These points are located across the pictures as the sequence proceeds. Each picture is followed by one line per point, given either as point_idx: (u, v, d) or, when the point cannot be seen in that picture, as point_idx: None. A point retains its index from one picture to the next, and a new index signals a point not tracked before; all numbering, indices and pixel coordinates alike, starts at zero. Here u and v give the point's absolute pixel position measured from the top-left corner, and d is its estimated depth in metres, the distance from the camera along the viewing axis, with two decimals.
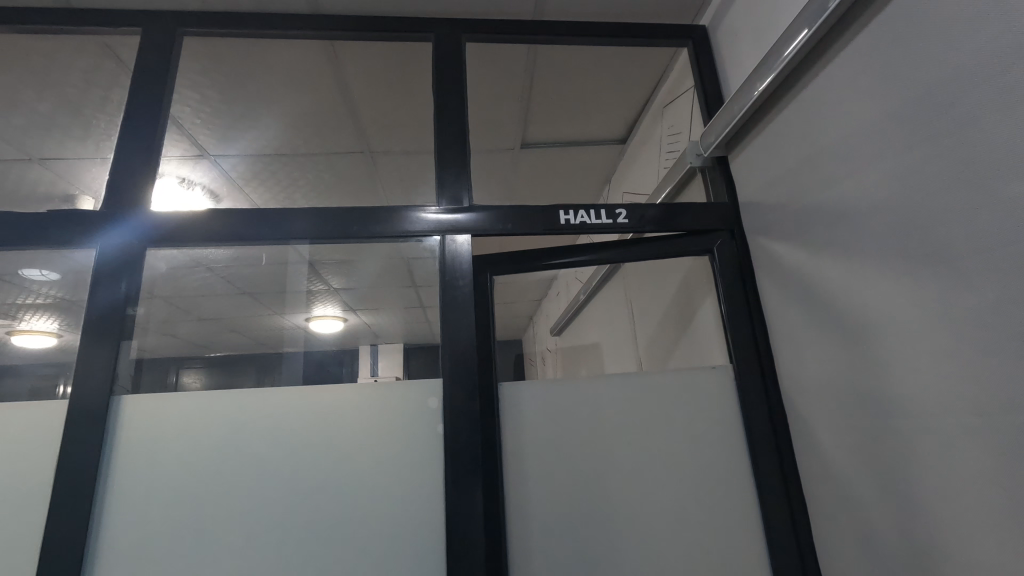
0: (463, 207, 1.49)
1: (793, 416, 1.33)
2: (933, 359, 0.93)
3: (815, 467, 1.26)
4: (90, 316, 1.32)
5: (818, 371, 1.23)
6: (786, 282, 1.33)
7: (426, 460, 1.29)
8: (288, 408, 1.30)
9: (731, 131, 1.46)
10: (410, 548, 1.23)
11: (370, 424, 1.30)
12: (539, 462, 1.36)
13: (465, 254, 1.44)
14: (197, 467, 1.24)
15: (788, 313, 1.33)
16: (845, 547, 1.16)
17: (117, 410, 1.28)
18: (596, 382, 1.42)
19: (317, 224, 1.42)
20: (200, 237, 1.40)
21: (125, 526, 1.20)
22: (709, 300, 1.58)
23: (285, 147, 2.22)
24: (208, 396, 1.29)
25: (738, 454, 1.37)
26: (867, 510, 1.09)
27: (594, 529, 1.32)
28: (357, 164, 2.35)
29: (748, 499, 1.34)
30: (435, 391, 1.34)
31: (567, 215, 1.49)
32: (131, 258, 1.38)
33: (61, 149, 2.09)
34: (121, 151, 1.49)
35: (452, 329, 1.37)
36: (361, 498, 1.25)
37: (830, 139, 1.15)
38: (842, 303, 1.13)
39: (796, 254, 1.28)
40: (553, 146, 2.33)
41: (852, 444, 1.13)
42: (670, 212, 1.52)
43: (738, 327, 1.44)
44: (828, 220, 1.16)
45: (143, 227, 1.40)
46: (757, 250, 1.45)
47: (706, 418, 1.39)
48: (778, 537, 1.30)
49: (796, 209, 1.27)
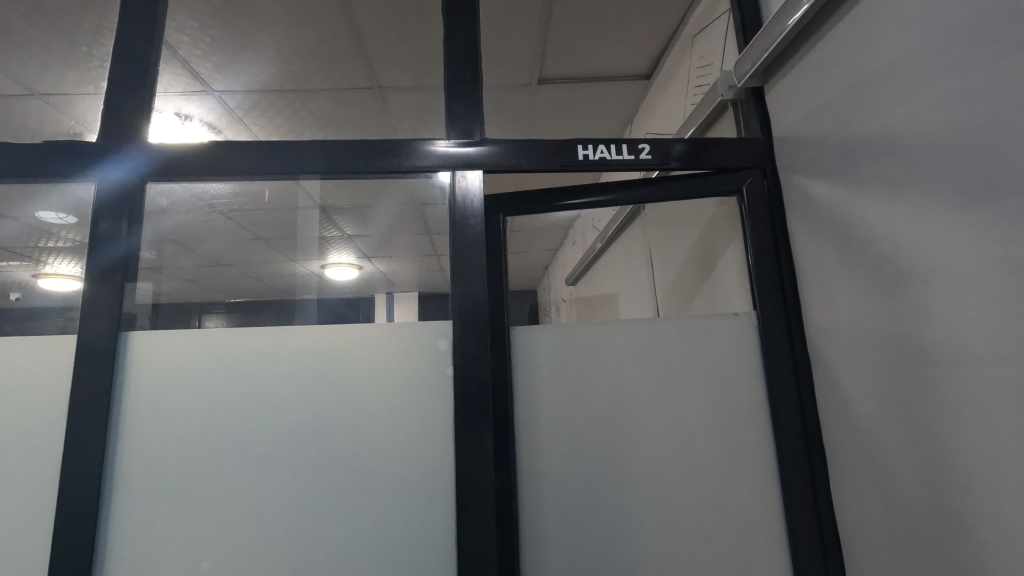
0: (475, 140, 1.40)
1: (819, 365, 1.27)
2: (983, 306, 0.84)
3: (837, 418, 1.21)
4: (93, 253, 1.29)
5: (849, 320, 1.15)
6: (820, 225, 1.23)
7: (436, 403, 1.27)
8: (296, 347, 1.27)
9: (769, 57, 1.32)
10: (419, 486, 1.24)
11: (377, 364, 1.28)
12: (550, 409, 1.34)
13: (476, 191, 1.37)
14: (206, 405, 1.25)
15: (820, 257, 1.24)
16: (865, 498, 1.12)
17: (126, 346, 1.27)
18: (611, 328, 1.37)
19: (321, 157, 1.35)
20: (198, 170, 1.34)
21: (139, 459, 1.22)
22: (734, 245, 1.49)
23: (290, 82, 2.12)
24: (216, 334, 1.27)
25: (758, 405, 1.32)
26: (893, 467, 1.05)
27: (603, 477, 1.31)
28: (365, 100, 2.24)
29: (765, 448, 1.31)
30: (445, 333, 1.30)
31: (586, 150, 1.39)
32: (130, 193, 1.33)
33: (61, 83, 2.04)
34: (114, 79, 1.42)
35: (462, 272, 1.31)
36: (369, 439, 1.25)
37: (885, 61, 1.01)
38: (882, 246, 1.04)
39: (835, 194, 1.17)
40: (572, 81, 2.18)
41: (882, 398, 1.07)
42: (698, 148, 1.41)
43: (764, 274, 1.35)
44: (875, 154, 1.05)
45: (140, 160, 1.34)
46: (791, 191, 1.34)
47: (726, 366, 1.34)
48: (795, 494, 1.26)
49: (838, 142, 1.15)
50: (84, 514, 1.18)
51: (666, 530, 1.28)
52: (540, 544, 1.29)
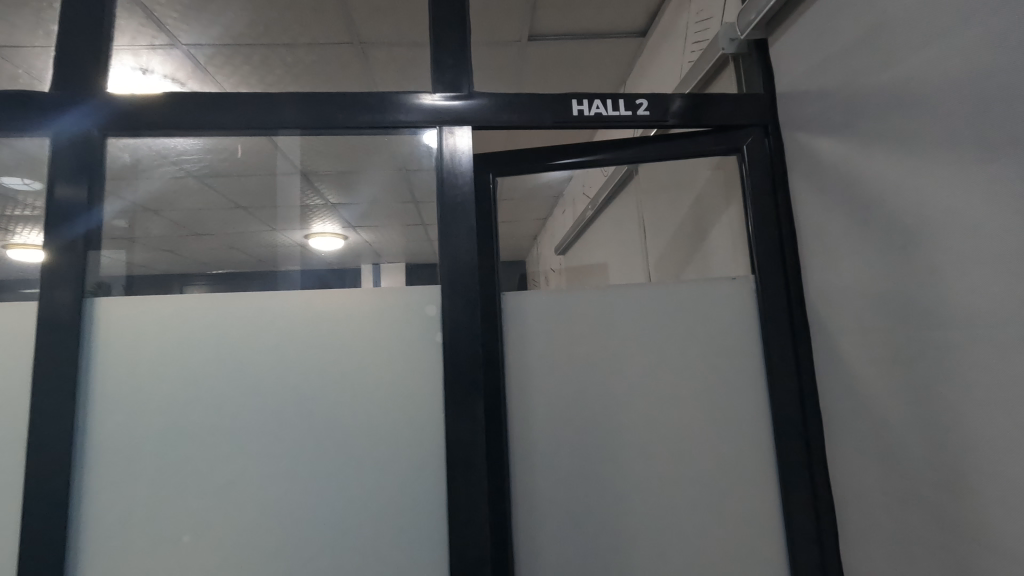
0: (462, 94, 1.31)
1: (817, 330, 1.24)
2: (999, 264, 0.81)
3: (834, 383, 1.19)
4: (49, 214, 1.19)
5: (851, 283, 1.12)
6: (824, 184, 1.18)
7: (425, 372, 1.23)
8: (276, 314, 1.21)
9: (775, 8, 1.23)
10: (409, 457, 1.20)
11: (362, 330, 1.23)
12: (542, 377, 1.30)
13: (466, 148, 1.29)
14: (181, 375, 1.18)
15: (823, 218, 1.19)
16: (862, 462, 1.11)
17: (91, 314, 1.19)
18: (606, 294, 1.32)
19: (299, 112, 1.26)
20: (162, 124, 1.23)
21: (112, 433, 1.16)
22: (733, 207, 1.44)
23: (265, 36, 2.00)
24: (190, 301, 1.20)
25: (754, 371, 1.30)
26: (893, 431, 1.03)
27: (596, 444, 1.29)
28: (347, 57, 2.13)
29: (761, 413, 1.29)
30: (433, 299, 1.24)
31: (580, 106, 1.31)
32: (88, 149, 1.22)
33: (13, 33, 1.89)
34: (65, 21, 1.29)
35: (450, 237, 1.25)
36: (356, 409, 1.20)
37: (900, 7, 0.95)
38: (892, 206, 0.99)
39: (842, 149, 1.11)
40: (565, 38, 2.08)
41: (884, 361, 1.04)
42: (698, 103, 1.34)
43: (765, 237, 1.31)
44: (886, 108, 1.00)
45: (97, 111, 1.23)
46: (794, 149, 1.29)
47: (722, 333, 1.31)
48: (789, 460, 1.25)
49: (847, 96, 1.10)
50: (55, 489, 1.12)
51: (660, 497, 1.26)
52: (532, 510, 1.26)
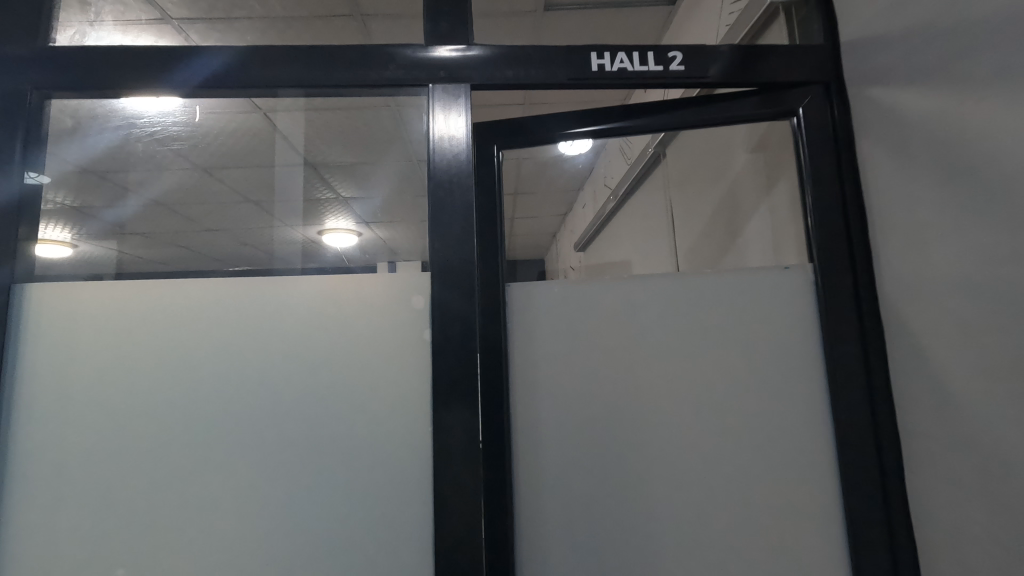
0: (460, 48, 1.11)
1: (892, 331, 1.00)
2: None
3: (917, 396, 0.95)
4: None
5: (944, 270, 0.88)
6: (905, 147, 0.95)
7: (410, 375, 1.03)
8: (238, 304, 1.03)
9: None
10: (390, 476, 1.01)
11: (338, 324, 1.04)
12: (553, 383, 1.09)
13: (464, 109, 1.09)
14: (127, 373, 1.01)
15: (903, 190, 0.96)
16: (957, 498, 0.87)
17: (26, 300, 1.03)
18: (630, 285, 1.11)
19: (266, 68, 1.08)
20: (110, 84, 1.07)
21: (45, 440, 1.00)
22: (782, 184, 1.21)
23: (257, 10, 1.84)
24: (138, 287, 1.03)
25: (811, 380, 1.07)
26: (1006, 460, 0.79)
27: (617, 465, 1.07)
28: (346, 31, 1.96)
29: (820, 431, 1.05)
30: (422, 287, 1.05)
31: (601, 60, 1.11)
32: (24, 111, 1.06)
33: None
34: None
35: (444, 215, 1.05)
36: (329, 417, 1.02)
37: None
38: (1008, 168, 0.76)
39: (933, 102, 0.88)
40: (585, 7, 1.87)
41: (992, 370, 0.81)
42: (743, 57, 1.12)
43: (825, 216, 1.07)
44: (1001, 41, 0.76)
45: (35, 68, 1.06)
46: (862, 109, 1.05)
47: (771, 333, 1.08)
48: (857, 489, 1.01)
49: (939, 34, 0.86)
50: None
51: (695, 529, 1.04)
52: (540, 542, 1.06)
